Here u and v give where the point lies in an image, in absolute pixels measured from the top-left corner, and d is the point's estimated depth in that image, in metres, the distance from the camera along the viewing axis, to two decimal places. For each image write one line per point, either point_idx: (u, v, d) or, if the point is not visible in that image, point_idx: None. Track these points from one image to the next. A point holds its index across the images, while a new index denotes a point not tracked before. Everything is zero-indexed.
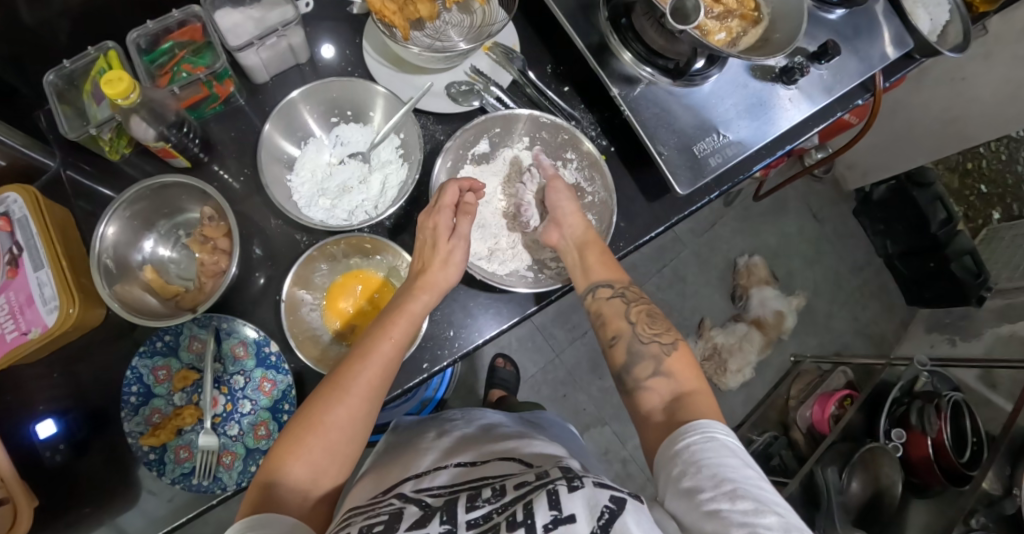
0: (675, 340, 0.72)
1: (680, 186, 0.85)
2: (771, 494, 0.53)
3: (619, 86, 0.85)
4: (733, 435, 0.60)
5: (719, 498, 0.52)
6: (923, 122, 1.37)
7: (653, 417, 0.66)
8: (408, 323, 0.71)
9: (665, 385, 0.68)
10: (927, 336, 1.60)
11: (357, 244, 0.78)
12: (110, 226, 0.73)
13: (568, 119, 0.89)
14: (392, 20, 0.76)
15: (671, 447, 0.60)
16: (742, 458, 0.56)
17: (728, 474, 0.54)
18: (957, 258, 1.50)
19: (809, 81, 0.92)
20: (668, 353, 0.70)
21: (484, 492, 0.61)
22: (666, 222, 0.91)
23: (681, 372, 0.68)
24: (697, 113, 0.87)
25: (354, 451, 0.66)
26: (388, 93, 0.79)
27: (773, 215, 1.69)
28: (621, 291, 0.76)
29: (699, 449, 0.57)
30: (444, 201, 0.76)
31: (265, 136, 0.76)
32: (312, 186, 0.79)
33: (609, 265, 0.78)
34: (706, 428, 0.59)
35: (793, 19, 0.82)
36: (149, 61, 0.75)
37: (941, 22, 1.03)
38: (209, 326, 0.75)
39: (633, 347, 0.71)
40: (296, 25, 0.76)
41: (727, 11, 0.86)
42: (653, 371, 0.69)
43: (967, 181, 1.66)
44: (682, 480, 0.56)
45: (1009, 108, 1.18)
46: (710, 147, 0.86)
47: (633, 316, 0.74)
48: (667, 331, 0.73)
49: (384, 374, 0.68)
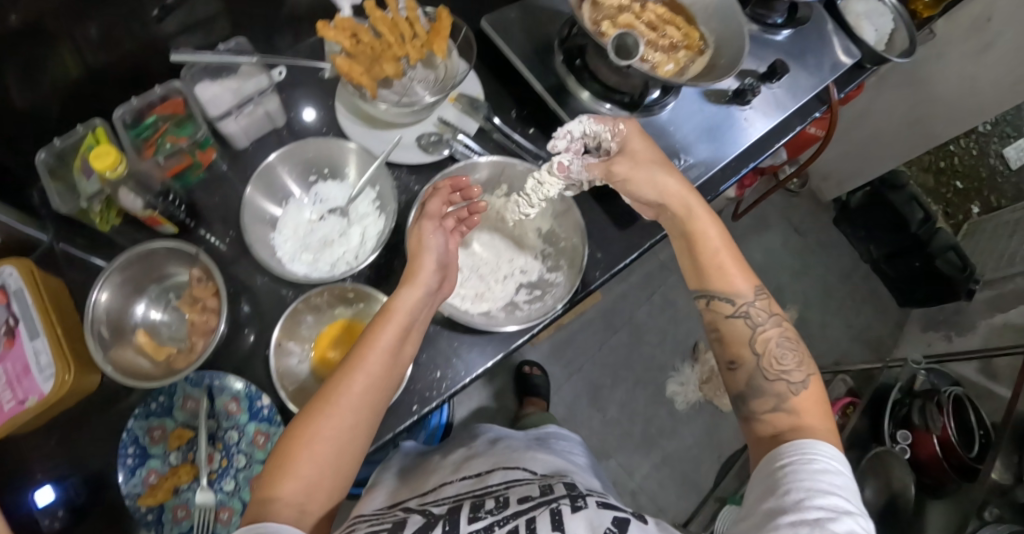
0: (807, 376, 0.66)
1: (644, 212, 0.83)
2: (860, 526, 0.51)
3: None
4: (838, 463, 0.57)
5: (797, 524, 0.51)
6: (891, 126, 1.48)
7: (767, 444, 0.63)
8: (397, 329, 0.67)
9: (785, 420, 0.64)
10: (924, 334, 1.60)
11: (339, 293, 0.79)
12: (103, 292, 0.76)
13: (536, 159, 0.88)
14: (360, 80, 0.79)
15: (769, 466, 0.59)
16: (836, 486, 0.54)
17: (814, 500, 0.52)
18: (941, 255, 1.52)
19: (764, 101, 0.96)
20: (795, 393, 0.65)
21: (487, 504, 0.61)
22: (640, 248, 0.87)
23: (806, 411, 0.64)
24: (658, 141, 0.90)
25: (349, 460, 0.63)
26: (359, 148, 0.81)
27: (755, 231, 1.71)
28: (745, 307, 0.69)
29: (792, 472, 0.56)
30: (430, 210, 0.76)
31: (247, 200, 0.79)
32: (294, 242, 0.81)
33: (733, 267, 0.71)
34: (805, 452, 0.58)
35: (738, 44, 0.82)
36: (135, 135, 0.79)
37: (886, 30, 1.19)
38: (202, 384, 0.77)
39: (755, 382, 0.67)
40: (271, 92, 0.83)
41: (672, 44, 0.86)
42: (773, 406, 0.65)
43: (942, 179, 1.70)
44: (768, 500, 0.55)
45: (977, 97, 1.31)
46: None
47: (759, 344, 0.68)
48: (798, 365, 0.67)
49: (372, 381, 0.64)
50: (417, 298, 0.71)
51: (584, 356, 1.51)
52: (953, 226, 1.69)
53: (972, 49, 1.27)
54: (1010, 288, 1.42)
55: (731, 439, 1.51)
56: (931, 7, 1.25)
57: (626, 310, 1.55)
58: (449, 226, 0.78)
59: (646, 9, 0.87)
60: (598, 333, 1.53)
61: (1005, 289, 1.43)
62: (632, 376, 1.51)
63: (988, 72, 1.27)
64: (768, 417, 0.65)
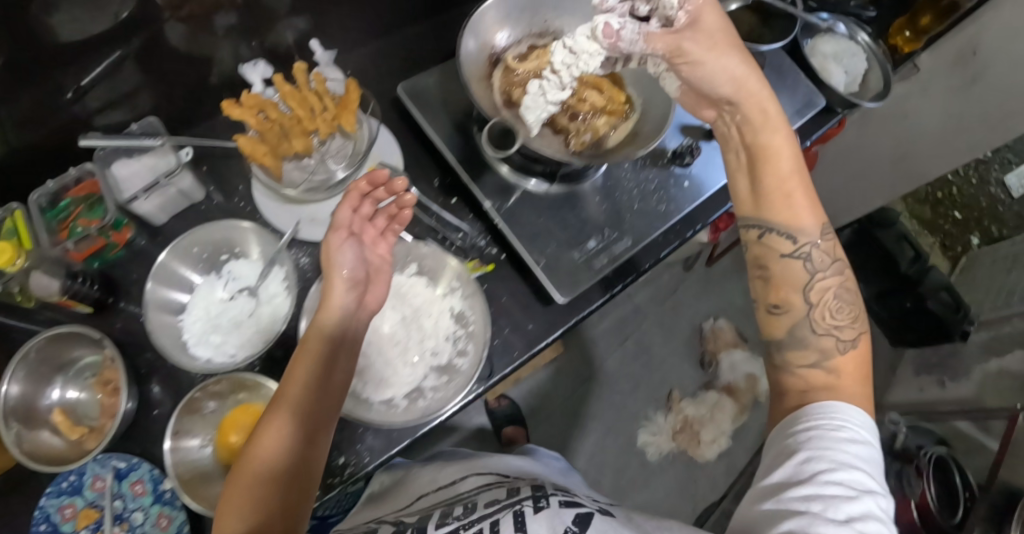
0: (858, 335, 0.62)
1: (558, 292, 0.75)
2: (878, 508, 0.49)
3: (492, 198, 0.79)
4: (867, 429, 0.54)
5: (809, 500, 0.49)
6: (876, 162, 1.40)
7: (791, 398, 0.60)
8: (315, 354, 0.64)
9: (822, 378, 0.59)
10: (916, 378, 1.54)
11: (239, 381, 0.78)
12: (12, 385, 0.76)
13: (455, 234, 0.84)
14: (265, 161, 0.77)
15: (787, 430, 0.57)
16: (858, 456, 0.52)
17: (835, 473, 0.50)
18: (932, 295, 1.47)
19: (706, 159, 0.87)
20: (843, 351, 0.60)
21: (457, 510, 0.68)
22: (564, 325, 0.81)
23: (848, 375, 0.59)
24: (585, 210, 0.81)
25: (295, 488, 0.57)
26: (255, 228, 0.81)
27: (737, 271, 1.63)
28: (807, 249, 0.63)
29: (816, 436, 0.54)
30: (338, 222, 0.71)
31: (148, 294, 0.77)
32: (203, 323, 0.80)
33: (806, 202, 0.63)
34: (831, 414, 0.55)
35: (662, 113, 0.77)
36: (51, 217, 0.79)
37: (860, 71, 1.13)
38: (109, 464, 0.78)
39: (799, 332, 0.62)
40: (183, 171, 0.81)
41: (592, 111, 0.77)
42: (813, 362, 0.60)
43: (939, 209, 1.64)
44: (789, 468, 0.53)
45: (955, 140, 1.21)
46: (592, 250, 0.78)
47: (813, 295, 0.62)
48: (851, 323, 0.62)
49: (299, 402, 0.61)
50: (335, 317, 0.68)
51: (552, 405, 1.46)
52: (952, 257, 1.67)
53: (954, 84, 1.17)
54: (1007, 330, 1.33)
55: (707, 492, 1.44)
56: (914, 41, 1.20)
57: (595, 359, 1.50)
58: (374, 231, 0.74)
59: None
60: (566, 381, 1.48)
61: (1000, 331, 1.35)
62: (602, 426, 1.46)
63: (971, 109, 1.16)
64: (804, 372, 0.60)
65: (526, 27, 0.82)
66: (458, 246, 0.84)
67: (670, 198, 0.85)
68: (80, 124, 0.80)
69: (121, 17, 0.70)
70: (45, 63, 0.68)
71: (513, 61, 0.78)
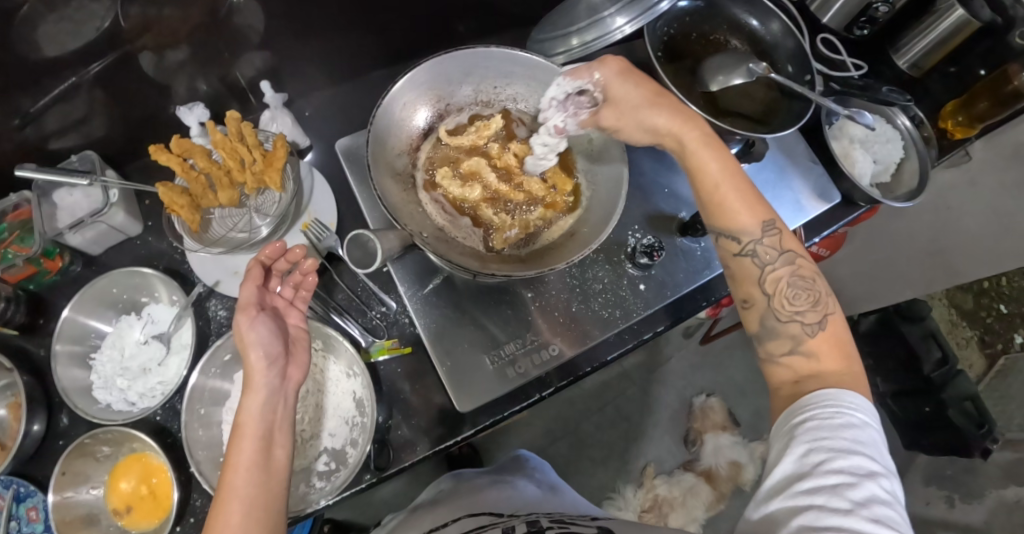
0: (822, 318, 0.58)
1: (460, 403, 0.72)
2: (882, 492, 0.47)
3: (408, 283, 0.76)
4: (866, 412, 0.51)
5: (813, 493, 0.47)
6: (907, 253, 1.19)
7: (784, 391, 0.57)
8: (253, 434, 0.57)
9: (802, 364, 0.57)
10: (925, 490, 1.38)
11: (127, 437, 0.76)
12: None
13: (377, 306, 0.78)
14: (181, 213, 0.74)
15: (788, 422, 0.53)
16: (861, 442, 0.49)
17: (833, 464, 0.48)
18: (955, 404, 1.30)
19: (670, 257, 0.81)
20: (811, 334, 0.58)
21: None
22: (483, 422, 0.74)
23: (825, 354, 0.56)
24: (514, 307, 0.77)
25: None
26: (161, 276, 0.79)
27: (741, 347, 1.50)
28: (752, 245, 0.61)
29: (813, 427, 0.51)
30: (244, 302, 0.65)
31: (60, 347, 0.77)
32: (112, 366, 0.78)
33: (741, 204, 0.62)
34: (830, 403, 0.51)
35: (600, 214, 0.72)
36: None
37: (892, 160, 0.97)
38: (10, 487, 0.77)
39: (766, 322, 0.60)
40: (115, 208, 0.80)
41: (527, 203, 0.76)
42: (790, 349, 0.58)
43: (983, 300, 1.44)
44: (787, 461, 0.50)
45: (1010, 242, 1.01)
46: (507, 356, 0.75)
47: (768, 284, 0.60)
48: (811, 305, 0.59)
49: (259, 478, 0.55)
50: (261, 401, 0.60)
51: None
52: (990, 355, 1.45)
53: (1012, 180, 0.98)
54: None
55: None
56: (966, 129, 0.96)
57: (569, 420, 1.41)
58: (282, 302, 0.69)
59: (507, 150, 0.78)
60: (533, 440, 1.39)
61: None
62: None
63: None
64: (785, 361, 0.58)
65: (473, 91, 0.78)
66: (377, 322, 0.78)
67: (617, 304, 0.79)
68: (37, 147, 0.79)
69: (102, 30, 0.69)
70: (23, 72, 0.67)
71: (445, 135, 0.77)
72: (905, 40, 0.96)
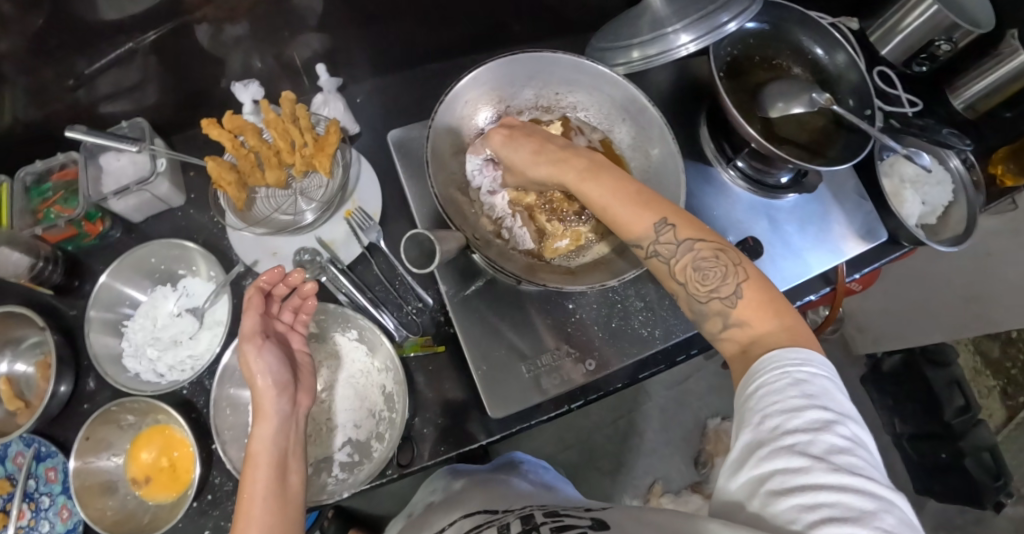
0: (738, 285, 0.55)
1: (493, 409, 0.72)
2: (840, 440, 0.44)
3: (449, 282, 0.75)
4: (811, 361, 0.48)
5: (775, 457, 0.44)
6: (941, 297, 1.17)
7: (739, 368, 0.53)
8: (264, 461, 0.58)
9: (741, 335, 0.54)
10: None
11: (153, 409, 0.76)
12: None
13: (413, 301, 0.78)
14: (228, 190, 0.73)
15: (743, 390, 0.50)
16: (811, 393, 0.46)
17: (785, 424, 0.45)
18: (973, 454, 1.28)
19: None
20: (733, 306, 0.54)
21: None
22: (507, 430, 0.74)
23: (756, 319, 0.53)
24: (550, 317, 0.76)
25: None
26: (204, 251, 0.80)
27: None
28: (653, 246, 0.58)
29: (762, 394, 0.48)
30: (246, 331, 0.64)
31: (94, 312, 0.77)
32: (144, 336, 0.78)
33: (631, 212, 0.59)
34: (775, 364, 0.49)
35: None
36: (34, 196, 0.80)
37: (940, 203, 0.96)
38: (31, 446, 0.77)
39: (693, 310, 0.57)
40: (161, 178, 0.80)
41: (576, 211, 0.74)
42: (724, 325, 0.55)
43: (1011, 349, 1.38)
44: (744, 433, 0.47)
45: None
46: (541, 367, 0.74)
47: (680, 275, 0.57)
48: (723, 277, 0.55)
49: (271, 500, 0.55)
50: (271, 430, 0.60)
51: None
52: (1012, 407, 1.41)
53: None
54: None
55: None
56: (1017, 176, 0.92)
57: (581, 430, 1.40)
58: (283, 327, 0.69)
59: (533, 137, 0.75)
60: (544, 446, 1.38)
61: None
62: None
63: None
64: (725, 341, 0.55)
65: (534, 94, 0.79)
66: (412, 317, 0.78)
67: (656, 323, 0.78)
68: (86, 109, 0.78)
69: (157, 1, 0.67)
70: (81, 34, 0.67)
71: None
72: (962, 79, 0.93)
